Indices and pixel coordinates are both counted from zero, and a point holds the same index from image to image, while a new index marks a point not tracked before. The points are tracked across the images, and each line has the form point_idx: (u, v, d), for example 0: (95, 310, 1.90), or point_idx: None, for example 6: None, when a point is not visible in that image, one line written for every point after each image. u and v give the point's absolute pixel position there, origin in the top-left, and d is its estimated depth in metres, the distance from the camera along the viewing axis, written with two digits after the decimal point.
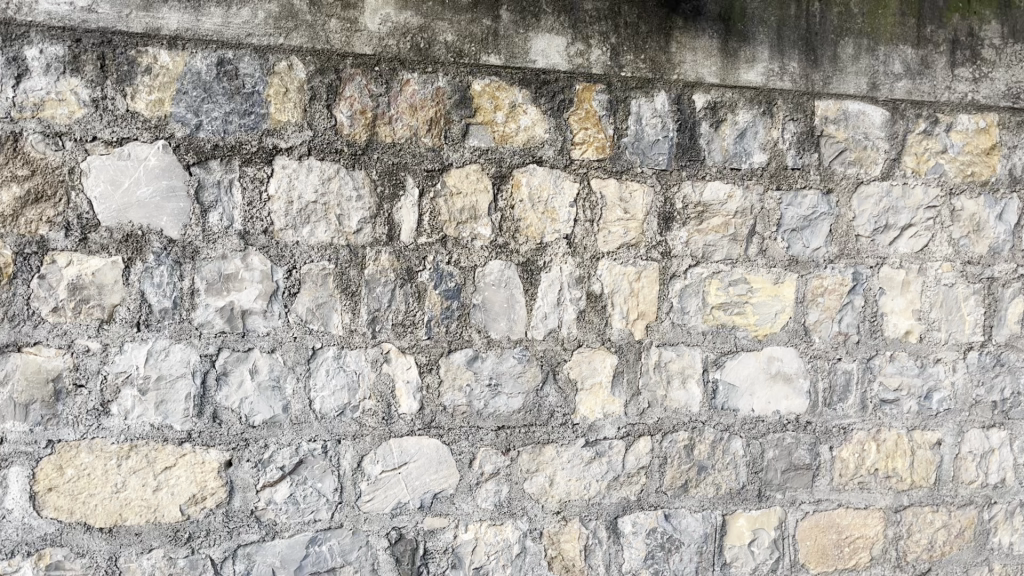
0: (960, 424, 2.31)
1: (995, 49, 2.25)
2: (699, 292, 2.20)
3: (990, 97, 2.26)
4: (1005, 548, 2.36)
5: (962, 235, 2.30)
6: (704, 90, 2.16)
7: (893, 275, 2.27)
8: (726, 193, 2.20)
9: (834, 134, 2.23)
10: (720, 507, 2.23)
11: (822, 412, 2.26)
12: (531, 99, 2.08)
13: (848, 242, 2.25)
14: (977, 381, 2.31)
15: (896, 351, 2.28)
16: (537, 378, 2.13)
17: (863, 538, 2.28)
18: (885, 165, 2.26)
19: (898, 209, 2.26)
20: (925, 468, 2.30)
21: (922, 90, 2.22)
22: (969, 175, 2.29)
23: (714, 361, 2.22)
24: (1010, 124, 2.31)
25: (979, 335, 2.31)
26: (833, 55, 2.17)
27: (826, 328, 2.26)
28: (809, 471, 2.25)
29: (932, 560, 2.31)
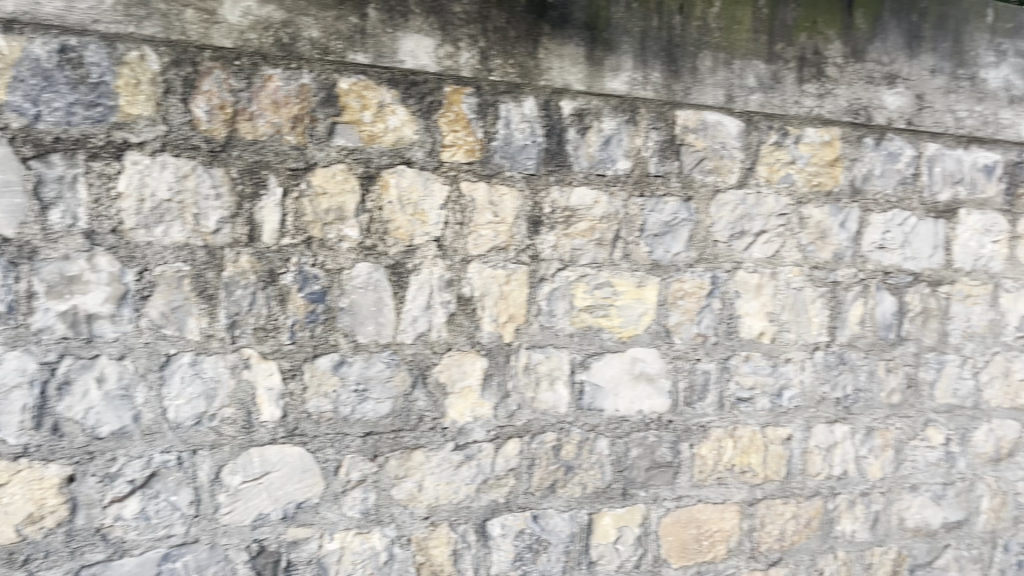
0: (808, 420, 2.44)
1: (838, 67, 2.38)
2: (566, 295, 2.24)
3: (834, 112, 2.40)
4: (848, 536, 2.49)
5: (809, 241, 2.43)
6: (571, 97, 2.20)
7: (748, 279, 2.39)
8: (592, 199, 2.25)
9: (693, 143, 2.32)
10: (587, 506, 2.27)
11: (683, 411, 2.34)
12: (399, 100, 2.06)
13: (706, 247, 2.35)
14: (823, 379, 2.45)
15: (751, 351, 2.39)
16: (406, 382, 2.10)
17: (720, 531, 2.38)
18: (740, 174, 2.37)
19: (752, 216, 2.38)
20: (777, 462, 2.42)
21: (774, 104, 2.34)
22: (816, 185, 2.43)
23: (581, 363, 2.26)
24: (852, 138, 2.45)
25: (824, 335, 2.45)
26: (692, 67, 2.26)
27: (686, 330, 2.34)
28: (670, 468, 2.33)
29: (783, 550, 2.44)
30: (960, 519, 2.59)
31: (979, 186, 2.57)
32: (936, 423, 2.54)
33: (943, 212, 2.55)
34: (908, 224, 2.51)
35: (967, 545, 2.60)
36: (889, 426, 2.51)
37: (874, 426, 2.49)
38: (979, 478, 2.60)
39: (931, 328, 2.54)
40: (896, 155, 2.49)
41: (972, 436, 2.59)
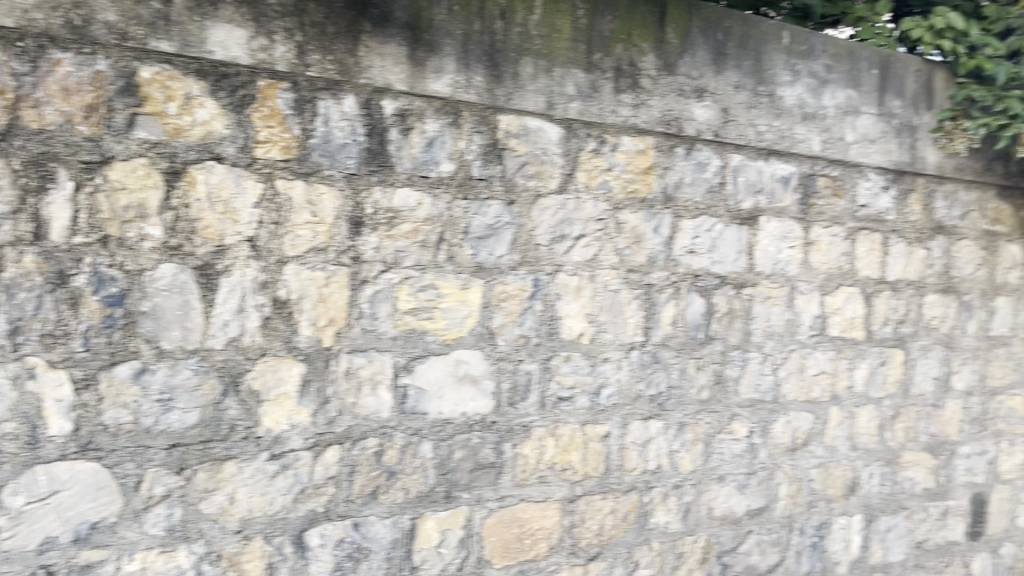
0: (624, 417, 2.54)
1: (652, 79, 2.49)
2: (389, 298, 2.20)
3: (648, 122, 2.51)
4: (661, 527, 2.60)
5: (625, 245, 2.53)
6: (393, 97, 2.17)
7: (568, 281, 2.45)
8: (415, 200, 2.22)
9: (515, 148, 2.35)
10: (409, 511, 2.25)
11: (505, 412, 2.37)
12: (208, 92, 1.95)
13: (528, 251, 2.39)
14: (638, 377, 2.55)
15: (571, 351, 2.45)
16: (216, 390, 1.99)
17: (542, 529, 2.42)
18: (560, 179, 2.43)
19: (571, 220, 2.45)
20: (595, 459, 2.50)
21: (592, 112, 2.42)
22: (631, 191, 2.53)
23: (404, 366, 2.23)
24: (665, 147, 2.57)
25: (639, 335, 2.55)
26: (514, 72, 2.29)
27: (509, 332, 2.37)
28: (493, 469, 2.35)
29: (602, 544, 2.52)
30: (761, 506, 2.76)
31: (777, 196, 2.76)
32: (741, 416, 2.71)
33: (746, 219, 2.72)
34: (715, 230, 2.66)
35: (767, 529, 2.77)
36: (699, 420, 2.65)
37: (686, 421, 2.63)
38: (777, 467, 2.78)
39: (735, 328, 2.71)
40: (704, 165, 2.63)
41: (772, 428, 2.77)
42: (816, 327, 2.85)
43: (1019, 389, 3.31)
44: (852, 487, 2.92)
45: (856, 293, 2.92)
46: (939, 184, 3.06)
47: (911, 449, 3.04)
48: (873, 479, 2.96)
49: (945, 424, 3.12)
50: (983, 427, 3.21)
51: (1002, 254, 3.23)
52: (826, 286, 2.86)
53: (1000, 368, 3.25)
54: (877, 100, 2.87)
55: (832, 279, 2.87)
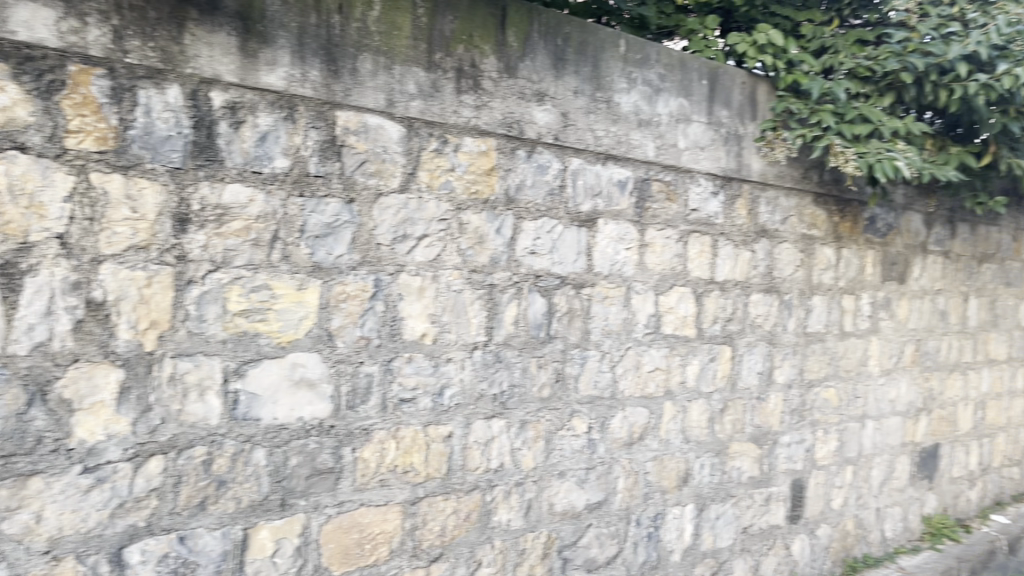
0: (466, 417, 2.54)
1: (493, 81, 2.51)
2: (218, 299, 2.09)
3: (490, 123, 2.53)
4: (503, 525, 2.62)
5: (468, 246, 2.53)
6: (222, 88, 2.07)
7: (410, 282, 2.42)
8: (247, 197, 2.13)
9: (355, 145, 2.30)
10: (241, 521, 2.15)
11: (345, 415, 2.31)
12: (10, 76, 1.79)
13: (369, 250, 2.34)
14: (480, 377, 2.56)
15: (413, 352, 2.43)
16: (19, 401, 1.82)
17: (382, 533, 2.38)
18: (402, 178, 2.39)
19: (414, 220, 2.42)
20: (438, 460, 2.48)
21: (433, 111, 2.41)
22: (474, 192, 2.53)
23: (235, 370, 2.13)
24: (507, 149, 2.59)
25: (482, 335, 2.56)
26: (352, 68, 2.25)
27: (348, 334, 2.31)
28: (332, 474, 2.29)
29: (444, 545, 2.51)
30: (600, 500, 2.84)
31: (614, 199, 2.85)
32: (580, 413, 2.78)
33: (585, 221, 2.79)
34: (555, 232, 2.72)
35: (606, 522, 2.85)
36: (540, 418, 2.69)
37: (527, 419, 2.66)
38: (615, 461, 2.87)
39: (575, 327, 2.77)
40: (545, 168, 2.68)
41: (610, 424, 2.86)
42: (651, 325, 2.96)
43: (832, 381, 3.58)
44: (684, 478, 3.06)
45: (688, 292, 3.06)
46: (763, 190, 3.26)
47: (738, 440, 3.22)
48: (703, 469, 3.11)
49: (768, 416, 3.32)
50: (801, 418, 3.45)
51: (817, 257, 3.49)
52: (660, 286, 2.98)
53: (816, 362, 3.50)
54: (706, 110, 3.02)
55: (666, 279, 3.00)
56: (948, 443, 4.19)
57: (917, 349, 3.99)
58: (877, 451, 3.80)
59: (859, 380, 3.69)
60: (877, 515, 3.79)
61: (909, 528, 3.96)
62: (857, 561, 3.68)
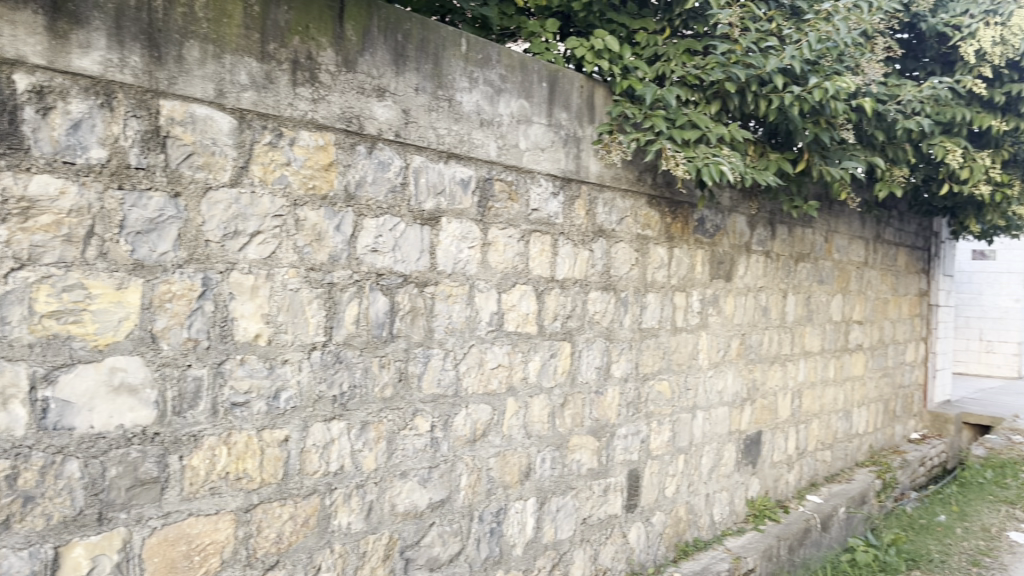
0: (304, 420, 2.45)
1: (331, 75, 2.45)
2: (23, 299, 1.91)
3: (327, 118, 2.47)
4: (344, 528, 2.54)
5: (305, 243, 2.45)
6: (27, 71, 1.90)
7: (242, 280, 2.31)
8: (57, 189, 1.96)
9: (180, 136, 2.17)
10: (52, 539, 1.95)
11: (171, 422, 2.17)
12: None
13: (197, 247, 2.22)
14: (319, 378, 2.48)
15: (246, 354, 2.32)
16: None
17: (213, 543, 2.24)
18: (233, 172, 2.29)
19: (246, 216, 2.31)
20: (274, 465, 2.38)
21: (266, 104, 2.33)
22: (311, 188, 2.46)
23: (44, 377, 1.94)
24: (346, 145, 2.53)
25: (320, 335, 2.49)
26: (177, 55, 2.13)
27: (174, 335, 2.17)
28: (157, 484, 2.13)
29: (280, 552, 2.40)
30: (443, 498, 2.83)
31: (457, 198, 2.85)
32: (423, 412, 2.76)
33: (428, 220, 2.77)
34: (397, 229, 2.68)
35: (449, 520, 2.85)
36: (382, 418, 2.64)
37: (369, 420, 2.60)
38: (458, 459, 2.87)
39: (418, 326, 2.75)
40: (386, 165, 2.64)
41: (452, 422, 2.85)
42: (494, 323, 2.99)
43: (665, 375, 3.75)
44: (526, 472, 3.11)
45: (529, 290, 3.11)
46: (600, 191, 3.37)
47: (578, 434, 3.32)
48: (544, 463, 3.18)
49: (606, 409, 3.44)
50: (637, 410, 3.60)
51: (651, 256, 3.64)
52: (502, 284, 3.01)
53: (651, 356, 3.66)
54: (546, 112, 3.09)
55: (508, 277, 3.03)
56: (769, 430, 4.49)
57: (742, 343, 4.25)
58: (707, 439, 4.02)
59: (690, 372, 3.89)
60: (706, 500, 4.01)
61: (735, 512, 4.22)
62: (688, 545, 3.88)
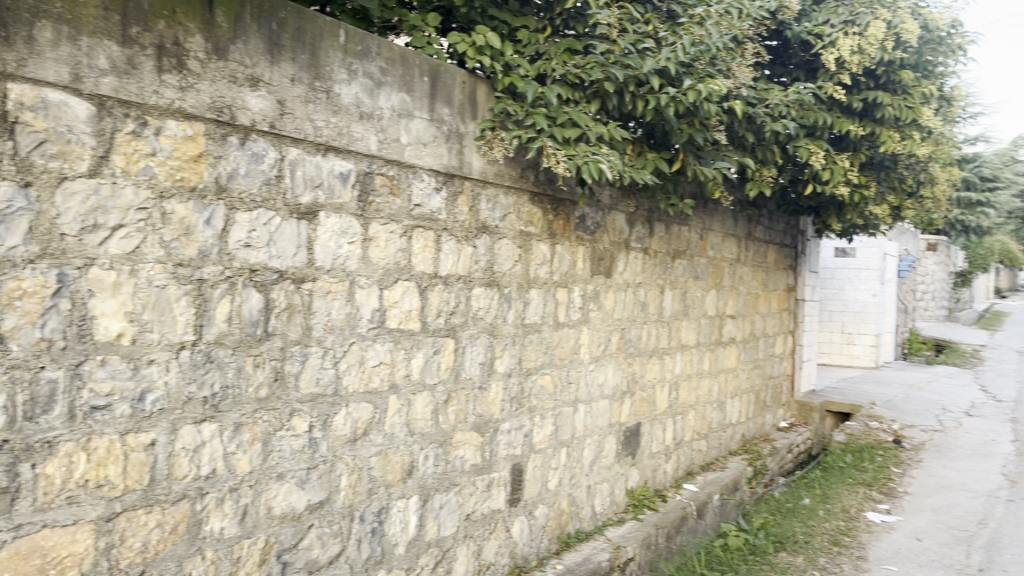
0: (172, 423, 2.32)
1: (200, 62, 2.34)
2: None
3: (196, 107, 2.36)
4: (216, 534, 2.43)
5: (172, 238, 2.33)
6: None
7: (103, 276, 2.17)
8: None
9: (31, 122, 2.02)
10: None
11: (22, 428, 2.00)
12: None
13: (51, 241, 2.06)
14: (189, 378, 2.36)
15: (108, 354, 2.17)
16: None
17: (71, 556, 2.08)
18: (91, 162, 2.15)
19: (106, 209, 2.17)
20: (139, 471, 2.24)
21: (129, 90, 2.20)
22: (178, 179, 2.34)
23: None
24: (216, 136, 2.43)
25: (190, 334, 2.37)
26: (27, 36, 1.98)
27: (25, 336, 2.01)
28: (6, 495, 1.96)
29: (146, 562, 2.26)
30: (322, 499, 2.76)
31: (335, 192, 2.78)
32: (301, 412, 2.68)
33: (305, 214, 2.69)
34: (272, 224, 2.59)
35: (329, 522, 2.78)
36: (257, 419, 2.55)
37: (242, 422, 2.50)
38: (338, 459, 2.81)
39: (296, 323, 2.66)
40: (259, 156, 2.55)
41: (332, 421, 2.78)
42: (375, 320, 2.93)
43: (548, 369, 3.80)
44: (409, 471, 3.08)
45: (411, 287, 3.07)
46: (483, 187, 3.37)
47: (461, 430, 3.31)
48: (427, 461, 3.16)
49: (489, 404, 3.45)
50: (520, 405, 3.63)
51: (534, 252, 3.68)
52: (384, 280, 2.96)
53: (533, 351, 3.69)
54: (428, 106, 3.07)
55: (390, 273, 2.98)
56: (647, 422, 4.62)
57: (622, 337, 4.36)
58: (588, 432, 4.09)
59: (571, 367, 3.96)
60: (588, 492, 4.09)
61: (615, 502, 4.32)
62: (570, 537, 3.94)
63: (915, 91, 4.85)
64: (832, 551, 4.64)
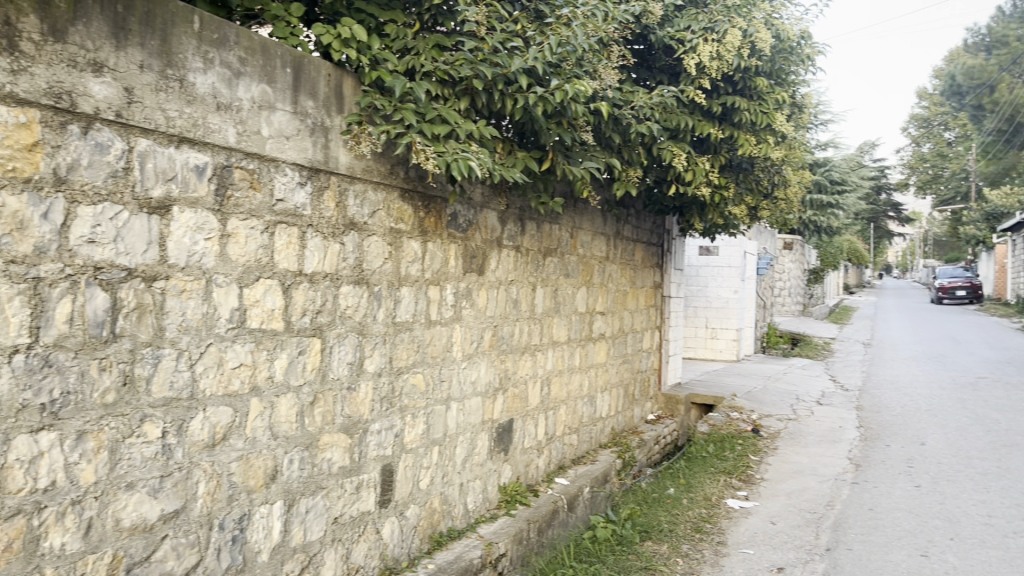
0: (5, 433, 2.13)
1: (33, 44, 2.17)
2: None
3: (30, 92, 2.18)
4: (56, 551, 2.25)
5: (2, 233, 2.14)
6: None
7: None
8: None
9: None
10: None
11: None
12: None
13: None
14: (24, 384, 2.17)
15: None
16: None
17: None
18: None
19: None
20: None
21: None
22: (10, 170, 2.16)
23: None
24: (54, 123, 2.25)
25: (24, 336, 2.18)
26: None
27: None
28: None
29: None
30: (177, 508, 2.62)
31: (190, 185, 2.65)
32: (153, 417, 2.53)
33: (156, 208, 2.55)
34: (120, 219, 2.43)
35: (184, 532, 2.64)
36: (103, 427, 2.38)
37: (86, 429, 2.33)
38: (195, 466, 2.67)
39: (146, 324, 2.51)
40: (104, 147, 2.38)
41: (188, 426, 2.65)
42: (235, 320, 2.81)
43: (419, 368, 3.77)
44: (272, 475, 2.98)
45: (274, 285, 2.97)
46: (351, 183, 3.30)
47: (329, 432, 3.23)
48: (292, 464, 3.06)
49: (358, 405, 3.38)
50: (390, 405, 3.58)
51: (404, 250, 3.63)
52: (244, 278, 2.84)
53: (404, 350, 3.65)
54: (290, 98, 2.98)
55: (250, 271, 2.87)
56: (519, 418, 4.66)
57: (494, 335, 4.38)
58: (460, 430, 4.09)
59: (443, 365, 3.94)
60: (460, 490, 4.09)
61: (488, 499, 4.33)
62: (442, 536, 3.93)
63: (770, 98, 5.11)
64: (694, 538, 4.83)
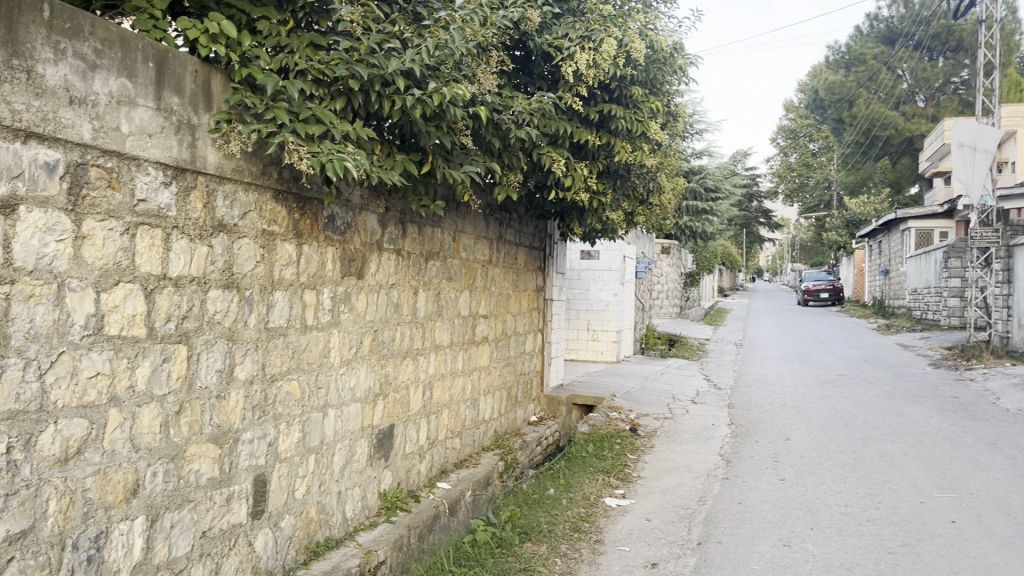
0: None
1: None
2: None
3: None
4: None
5: None
6: None
7: None
8: None
9: None
10: None
11: None
12: None
13: None
14: None
15: None
16: None
17: None
18: None
19: None
20: None
21: None
22: None
23: None
24: None
25: None
26: None
27: None
28: None
29: None
30: (25, 529, 2.44)
31: (40, 183, 2.48)
32: None
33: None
34: None
35: (33, 553, 2.47)
36: None
37: None
38: (45, 482, 2.50)
39: None
40: None
41: (36, 440, 2.47)
42: (90, 326, 2.65)
43: (294, 374, 3.67)
44: (133, 490, 2.82)
45: (135, 290, 2.82)
46: (219, 183, 3.18)
47: (196, 442, 3.10)
48: (155, 478, 2.92)
49: (228, 414, 3.27)
50: (263, 413, 3.46)
51: (278, 253, 3.53)
52: (100, 282, 2.69)
53: (278, 356, 3.55)
54: (153, 94, 2.84)
55: (108, 275, 2.72)
56: (400, 423, 4.62)
57: (374, 339, 4.31)
58: (338, 437, 4.00)
59: (320, 371, 3.85)
60: (338, 498, 4.01)
61: (367, 506, 4.27)
62: (319, 545, 3.84)
63: (645, 107, 5.27)
64: (572, 538, 4.92)
